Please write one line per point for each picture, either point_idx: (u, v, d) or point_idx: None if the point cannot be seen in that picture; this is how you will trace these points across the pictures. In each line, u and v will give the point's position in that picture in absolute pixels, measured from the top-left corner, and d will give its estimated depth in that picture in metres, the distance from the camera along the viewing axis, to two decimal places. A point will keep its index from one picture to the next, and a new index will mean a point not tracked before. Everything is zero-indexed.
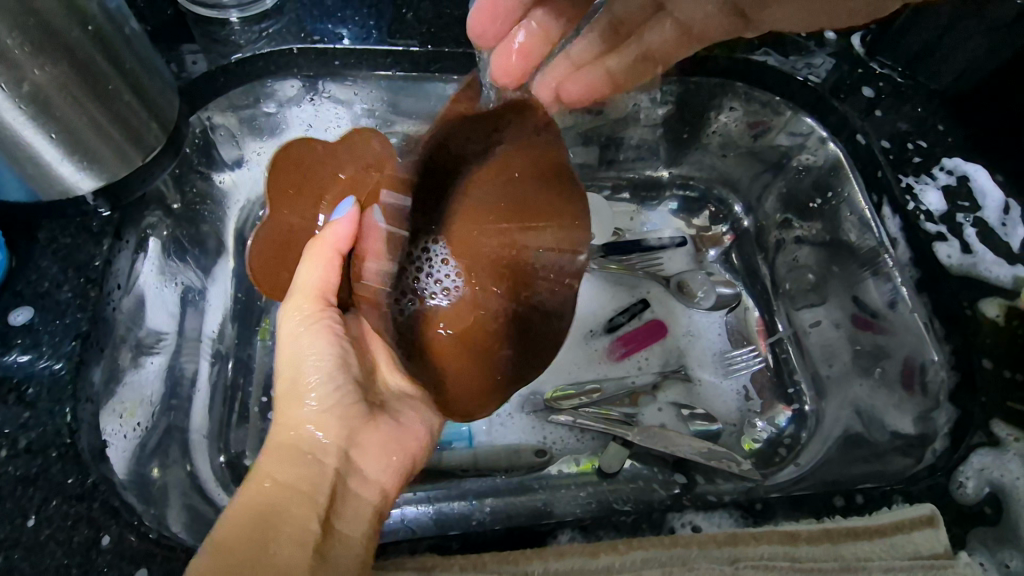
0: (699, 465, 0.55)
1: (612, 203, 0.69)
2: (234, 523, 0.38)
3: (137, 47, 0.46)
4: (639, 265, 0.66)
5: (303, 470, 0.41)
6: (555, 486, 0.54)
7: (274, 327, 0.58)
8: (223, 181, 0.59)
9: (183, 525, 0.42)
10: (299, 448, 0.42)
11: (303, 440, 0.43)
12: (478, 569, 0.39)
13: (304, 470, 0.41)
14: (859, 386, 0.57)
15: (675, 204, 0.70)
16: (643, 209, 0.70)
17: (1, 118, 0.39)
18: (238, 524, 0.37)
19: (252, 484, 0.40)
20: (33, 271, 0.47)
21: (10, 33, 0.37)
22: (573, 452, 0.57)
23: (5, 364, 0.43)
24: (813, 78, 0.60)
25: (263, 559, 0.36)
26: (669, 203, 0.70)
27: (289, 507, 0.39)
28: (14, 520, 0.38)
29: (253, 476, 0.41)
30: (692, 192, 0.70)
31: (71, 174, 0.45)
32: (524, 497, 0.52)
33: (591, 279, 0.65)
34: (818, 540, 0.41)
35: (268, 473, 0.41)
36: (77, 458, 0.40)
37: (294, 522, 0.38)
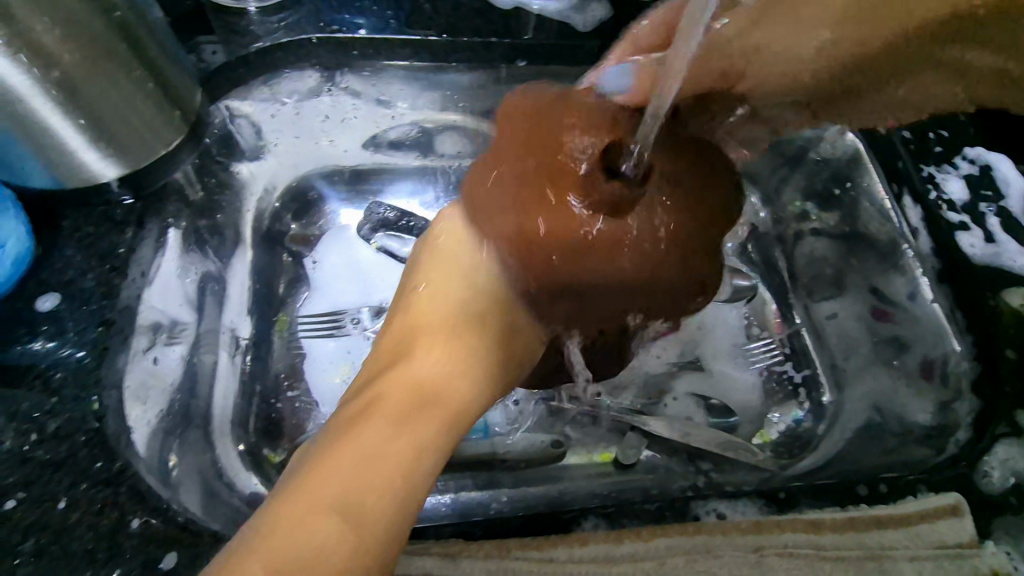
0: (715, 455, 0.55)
1: None
2: (335, 490, 0.32)
3: (159, 35, 0.46)
4: None
5: (394, 439, 0.35)
6: (573, 476, 0.54)
7: (292, 318, 0.59)
8: (241, 172, 0.59)
9: (204, 511, 0.43)
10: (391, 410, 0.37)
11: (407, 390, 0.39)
12: (502, 556, 0.39)
13: (422, 445, 0.36)
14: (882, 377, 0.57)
15: None
16: None
17: (29, 105, 0.40)
18: (316, 495, 0.31)
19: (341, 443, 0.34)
20: (56, 259, 0.47)
21: (38, 19, 0.37)
22: (588, 444, 0.57)
23: (31, 351, 0.43)
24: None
25: (368, 546, 0.30)
26: None
27: (374, 481, 0.33)
28: (42, 504, 0.39)
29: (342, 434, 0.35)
30: None
31: (96, 162, 0.45)
32: (540, 488, 0.52)
33: None
34: (842, 529, 0.41)
35: (362, 428, 0.35)
36: (103, 442, 0.40)
37: (377, 500, 0.32)
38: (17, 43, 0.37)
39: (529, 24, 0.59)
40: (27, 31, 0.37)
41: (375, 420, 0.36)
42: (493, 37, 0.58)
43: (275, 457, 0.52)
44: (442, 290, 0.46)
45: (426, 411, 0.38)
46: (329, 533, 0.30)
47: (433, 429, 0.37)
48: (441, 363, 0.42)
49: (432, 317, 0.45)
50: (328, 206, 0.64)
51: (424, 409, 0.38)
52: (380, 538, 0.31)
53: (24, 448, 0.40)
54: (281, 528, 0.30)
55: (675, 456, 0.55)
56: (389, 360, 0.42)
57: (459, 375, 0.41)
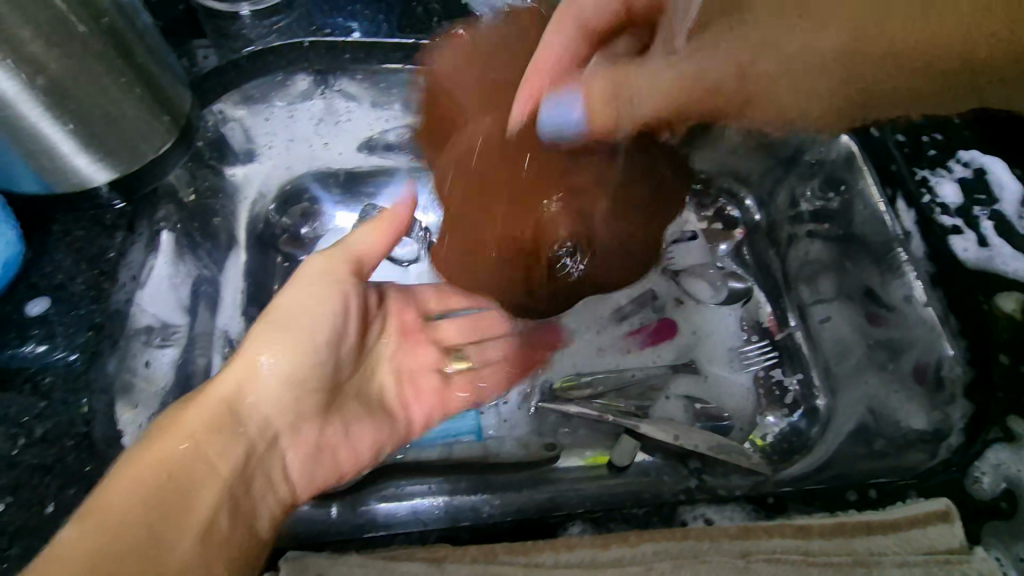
0: (711, 460, 0.55)
1: None
2: (128, 479, 0.38)
3: (149, 40, 0.46)
4: None
5: (191, 471, 0.40)
6: (570, 479, 0.53)
7: None
8: (236, 175, 0.60)
9: None
10: (191, 441, 0.42)
11: (225, 407, 0.44)
12: (489, 560, 0.39)
13: (213, 463, 0.42)
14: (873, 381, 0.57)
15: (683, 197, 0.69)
16: None
17: (18, 112, 0.40)
18: (129, 504, 0.37)
19: (129, 474, 0.38)
20: (48, 263, 0.47)
21: (25, 26, 0.37)
22: (583, 446, 0.56)
23: (21, 355, 0.44)
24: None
25: (139, 549, 0.36)
26: None
27: (140, 513, 0.37)
28: (30, 507, 0.39)
29: (149, 464, 0.39)
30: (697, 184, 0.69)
31: (86, 166, 0.45)
32: (538, 491, 0.50)
33: None
34: (831, 534, 0.40)
35: (160, 461, 0.40)
36: (91, 446, 0.41)
37: (150, 529, 0.37)
38: (5, 49, 0.37)
39: None
40: (14, 37, 0.37)
41: (176, 433, 0.41)
42: None
43: None
44: (309, 312, 0.48)
45: (196, 458, 0.41)
46: (139, 541, 0.36)
47: (237, 448, 0.44)
48: (284, 376, 0.46)
49: (299, 332, 0.47)
50: (323, 209, 0.64)
51: (216, 430, 0.43)
52: (137, 556, 0.35)
53: (12, 452, 0.40)
54: (100, 528, 0.36)
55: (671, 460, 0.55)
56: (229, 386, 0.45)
57: (286, 382, 0.47)
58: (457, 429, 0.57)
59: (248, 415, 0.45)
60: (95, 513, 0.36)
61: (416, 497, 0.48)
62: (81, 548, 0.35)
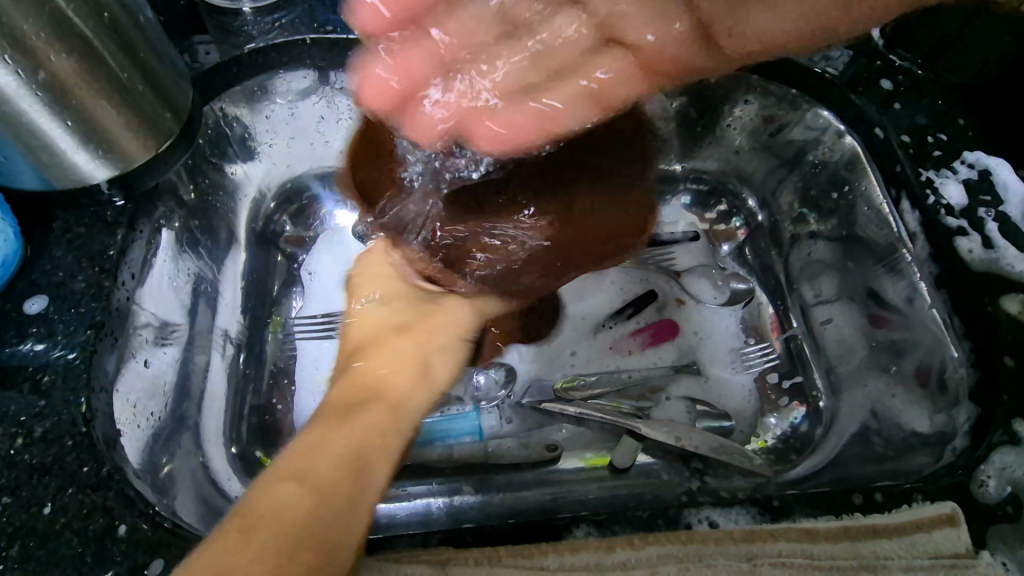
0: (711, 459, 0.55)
1: None
2: (312, 463, 0.35)
3: (152, 36, 0.46)
4: (651, 258, 0.66)
5: (342, 444, 0.37)
6: (568, 480, 0.54)
7: (286, 320, 0.59)
8: (236, 172, 0.58)
9: (194, 513, 0.42)
10: (377, 397, 0.41)
11: (393, 378, 0.43)
12: (493, 562, 0.38)
13: (372, 437, 0.38)
14: (875, 382, 0.56)
15: (688, 198, 0.69)
16: None
17: (15, 106, 0.39)
18: (317, 467, 0.35)
19: (304, 439, 0.37)
20: (48, 261, 0.47)
21: (25, 20, 0.37)
22: (581, 447, 0.57)
23: (20, 354, 0.43)
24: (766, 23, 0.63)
25: (344, 513, 0.34)
26: (682, 197, 0.70)
27: (337, 479, 0.35)
28: (29, 507, 0.38)
29: (304, 434, 0.38)
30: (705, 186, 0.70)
31: (86, 164, 0.45)
32: (536, 491, 0.52)
33: (614, 276, 0.65)
34: (838, 538, 0.39)
35: (329, 425, 0.38)
36: (91, 446, 0.40)
37: (338, 495, 0.34)
38: (6, 44, 0.37)
39: None
40: (14, 31, 0.36)
41: (317, 425, 0.38)
42: None
43: (268, 459, 0.52)
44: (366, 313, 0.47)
45: (372, 430, 0.39)
46: (286, 495, 0.33)
47: (380, 415, 0.40)
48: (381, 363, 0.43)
49: (367, 334, 0.45)
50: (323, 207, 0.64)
51: (367, 403, 0.40)
52: (357, 516, 0.35)
53: (10, 452, 0.40)
54: (255, 509, 0.32)
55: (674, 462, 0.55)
56: (367, 369, 0.43)
57: (393, 369, 0.43)
58: (456, 429, 0.57)
59: (373, 401, 0.40)
60: (304, 472, 0.34)
61: (425, 499, 0.50)
62: (265, 508, 0.32)
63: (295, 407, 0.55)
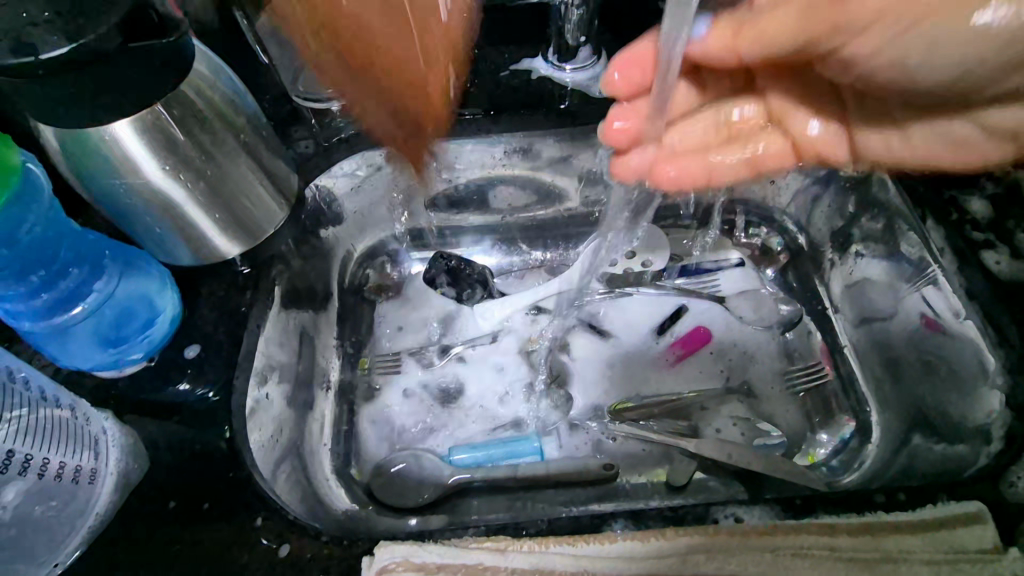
0: (772, 479, 0.59)
1: (672, 230, 0.80)
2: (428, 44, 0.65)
3: (265, 136, 0.58)
4: (705, 287, 0.77)
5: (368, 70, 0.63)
6: (634, 496, 0.61)
7: (372, 361, 0.72)
8: (327, 235, 0.72)
9: (300, 507, 0.53)
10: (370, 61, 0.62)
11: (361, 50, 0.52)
12: (544, 549, 0.44)
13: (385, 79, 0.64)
14: (928, 391, 0.62)
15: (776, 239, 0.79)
16: (717, 240, 0.80)
17: (183, 210, 0.53)
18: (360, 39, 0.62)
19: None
20: (197, 317, 0.59)
21: (193, 149, 0.50)
22: (649, 466, 0.64)
23: (178, 392, 0.55)
24: None
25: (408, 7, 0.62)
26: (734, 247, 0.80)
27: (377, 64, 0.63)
28: (195, 505, 0.49)
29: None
30: (759, 233, 0.79)
31: (226, 244, 0.57)
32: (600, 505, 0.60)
33: (664, 299, 0.77)
34: (858, 532, 0.43)
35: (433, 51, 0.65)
36: (234, 457, 0.51)
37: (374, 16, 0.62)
38: (179, 166, 0.50)
39: (562, 93, 0.73)
40: (187, 159, 0.50)
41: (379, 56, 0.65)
42: (527, 108, 0.72)
43: (359, 475, 0.64)
44: None
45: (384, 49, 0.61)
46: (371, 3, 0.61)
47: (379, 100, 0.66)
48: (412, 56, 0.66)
49: None
50: (400, 261, 0.79)
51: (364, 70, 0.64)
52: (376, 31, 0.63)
53: (178, 462, 0.51)
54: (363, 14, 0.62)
55: (730, 478, 0.61)
56: None
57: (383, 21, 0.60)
58: (521, 450, 0.66)
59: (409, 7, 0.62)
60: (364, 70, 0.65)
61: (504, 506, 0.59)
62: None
63: (402, 437, 0.68)
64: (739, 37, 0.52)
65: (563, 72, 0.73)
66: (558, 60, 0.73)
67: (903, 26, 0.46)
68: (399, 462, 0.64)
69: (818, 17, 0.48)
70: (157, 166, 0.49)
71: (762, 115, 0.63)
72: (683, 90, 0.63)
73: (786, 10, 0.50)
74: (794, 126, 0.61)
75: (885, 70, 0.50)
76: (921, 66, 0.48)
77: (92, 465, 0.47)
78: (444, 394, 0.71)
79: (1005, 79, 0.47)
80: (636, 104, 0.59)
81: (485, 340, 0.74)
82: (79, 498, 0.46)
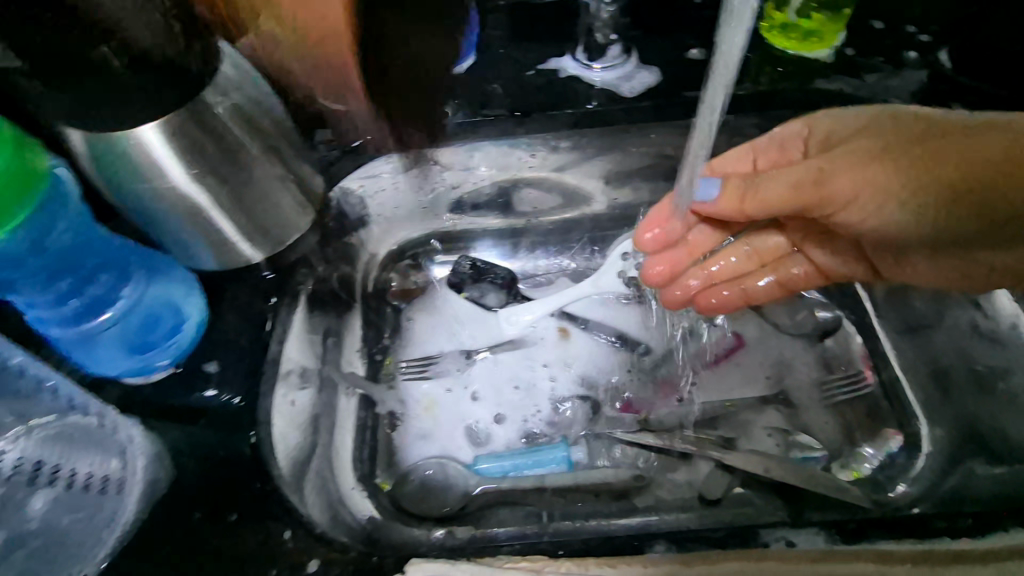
0: (807, 493, 0.56)
1: None
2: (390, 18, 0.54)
3: (291, 135, 0.56)
4: None
5: None
6: (659, 509, 0.58)
7: (395, 362, 0.71)
8: (356, 236, 0.73)
9: (322, 515, 0.51)
10: None
11: None
12: (583, 571, 0.41)
13: None
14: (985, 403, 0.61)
15: None
16: None
17: (209, 219, 0.51)
18: None
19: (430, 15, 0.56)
20: (222, 322, 0.57)
21: (222, 156, 0.48)
22: (678, 481, 0.62)
23: (203, 399, 0.53)
24: (822, 57, 0.69)
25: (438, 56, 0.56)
26: None
27: None
28: (217, 517, 0.47)
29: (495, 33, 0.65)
30: None
31: (251, 252, 0.55)
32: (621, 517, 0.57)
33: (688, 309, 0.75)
34: (919, 560, 0.40)
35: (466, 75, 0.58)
36: (262, 466, 0.50)
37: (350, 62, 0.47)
38: (210, 173, 0.48)
39: (590, 92, 0.71)
40: (218, 167, 0.48)
41: None
42: (556, 108, 0.70)
43: (386, 483, 0.62)
44: None
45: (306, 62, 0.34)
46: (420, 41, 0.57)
47: None
48: None
49: None
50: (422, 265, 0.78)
51: None
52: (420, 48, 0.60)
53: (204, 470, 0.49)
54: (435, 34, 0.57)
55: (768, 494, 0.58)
56: None
57: None
58: (547, 460, 0.63)
59: None
60: None
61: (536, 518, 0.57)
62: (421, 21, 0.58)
63: (428, 440, 0.67)
64: (747, 201, 0.55)
65: (591, 70, 0.71)
66: (587, 59, 0.71)
67: (876, 199, 0.54)
68: (431, 466, 0.64)
69: (804, 191, 0.54)
70: (181, 169, 0.47)
71: (786, 244, 0.69)
72: (701, 232, 0.68)
73: (779, 178, 0.54)
74: (814, 254, 0.68)
75: (878, 226, 0.56)
76: (897, 230, 0.56)
77: (119, 474, 0.47)
78: (470, 401, 0.70)
79: (973, 239, 0.54)
80: (667, 252, 0.68)
81: (510, 346, 0.73)
82: (104, 509, 0.46)
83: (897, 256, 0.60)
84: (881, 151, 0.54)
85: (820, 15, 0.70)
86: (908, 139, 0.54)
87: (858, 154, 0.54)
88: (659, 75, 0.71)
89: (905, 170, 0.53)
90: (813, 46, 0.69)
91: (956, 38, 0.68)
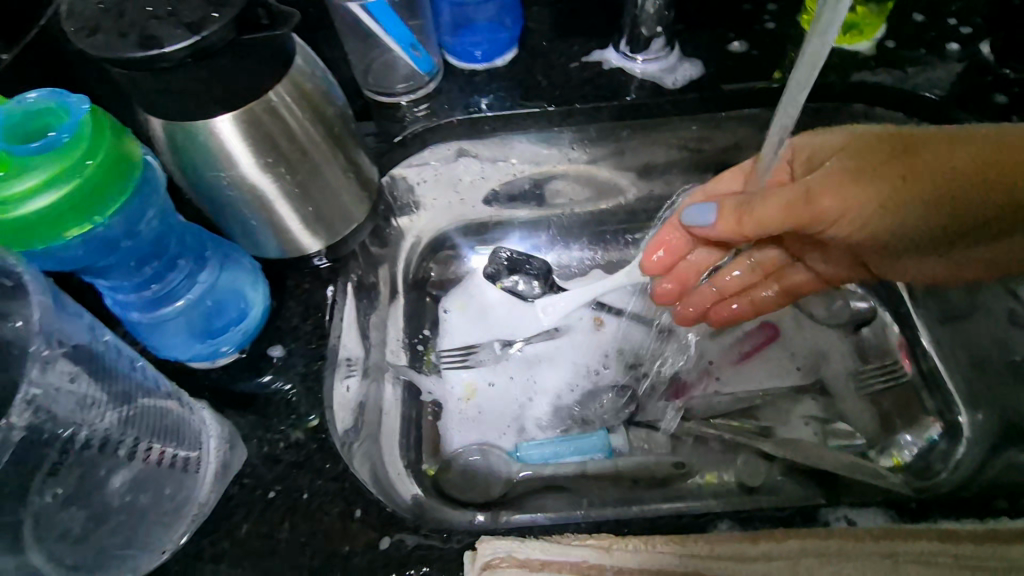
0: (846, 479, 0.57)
1: None
2: None
3: (351, 126, 0.57)
4: None
5: None
6: (694, 493, 0.59)
7: (436, 356, 0.72)
8: (400, 223, 0.75)
9: (380, 493, 0.53)
10: None
11: None
12: (651, 549, 0.43)
13: None
14: None
15: None
16: None
17: (276, 208, 0.52)
18: None
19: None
20: (284, 311, 0.59)
21: (293, 146, 0.50)
22: (713, 467, 0.62)
23: (269, 384, 0.55)
24: (863, 49, 0.70)
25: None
26: None
27: None
28: (293, 494, 0.49)
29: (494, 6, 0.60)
30: None
31: (312, 242, 0.57)
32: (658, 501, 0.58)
33: None
34: (979, 538, 0.42)
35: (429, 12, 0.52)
36: (331, 447, 0.51)
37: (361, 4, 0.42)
38: (280, 162, 0.50)
39: (633, 82, 0.71)
40: (289, 157, 0.50)
41: None
42: (601, 101, 0.70)
43: (430, 469, 0.62)
44: None
45: None
46: None
47: None
48: None
49: None
50: (461, 254, 0.80)
51: None
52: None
53: (277, 452, 0.51)
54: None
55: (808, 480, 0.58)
56: None
57: None
58: (589, 446, 0.64)
59: None
60: None
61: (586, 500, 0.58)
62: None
63: (464, 427, 0.68)
64: (744, 222, 0.54)
65: (634, 62, 0.72)
66: (631, 51, 0.72)
67: (864, 211, 0.51)
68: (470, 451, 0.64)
69: (798, 212, 0.52)
70: (255, 161, 0.48)
71: (784, 254, 0.66)
72: (703, 254, 0.66)
73: (774, 199, 0.52)
74: (814, 262, 0.65)
75: (873, 235, 0.53)
76: (898, 229, 0.52)
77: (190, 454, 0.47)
78: (511, 389, 0.71)
79: (975, 231, 0.51)
80: (671, 272, 0.67)
81: (547, 335, 0.74)
82: (175, 488, 0.46)
83: (894, 265, 0.58)
84: (861, 165, 0.51)
85: (866, 8, 0.69)
86: (886, 151, 0.51)
87: (841, 172, 0.52)
88: (703, 67, 0.71)
89: (887, 181, 0.50)
90: (855, 39, 0.70)
91: (999, 30, 0.69)
